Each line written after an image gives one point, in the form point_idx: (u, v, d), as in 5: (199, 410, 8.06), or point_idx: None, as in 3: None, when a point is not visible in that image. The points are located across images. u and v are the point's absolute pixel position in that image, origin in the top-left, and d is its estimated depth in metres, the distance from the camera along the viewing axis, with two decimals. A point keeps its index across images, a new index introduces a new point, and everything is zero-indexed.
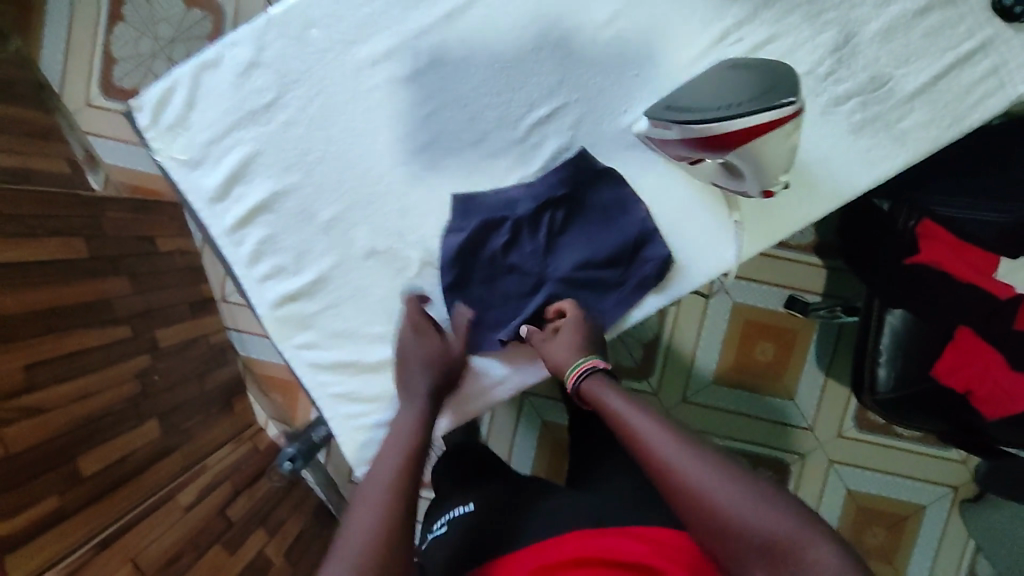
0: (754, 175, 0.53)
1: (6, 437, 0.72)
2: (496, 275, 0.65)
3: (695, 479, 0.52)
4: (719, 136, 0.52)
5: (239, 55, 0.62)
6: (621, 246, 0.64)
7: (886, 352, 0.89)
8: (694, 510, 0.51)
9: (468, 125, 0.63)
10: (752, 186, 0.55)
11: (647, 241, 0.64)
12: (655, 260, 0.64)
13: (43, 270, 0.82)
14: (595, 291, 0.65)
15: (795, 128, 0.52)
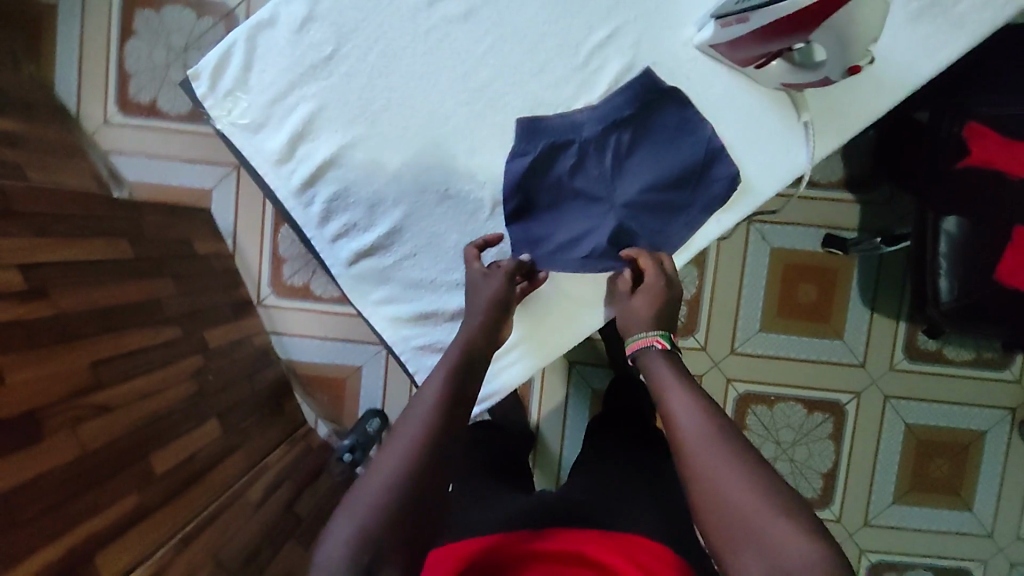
0: (841, 53, 0.55)
1: (83, 433, 0.71)
2: (561, 199, 0.66)
3: (717, 472, 0.49)
4: (804, 12, 0.53)
5: (295, 11, 0.62)
6: (689, 162, 0.64)
7: (945, 260, 0.91)
8: (710, 505, 0.48)
9: (530, 55, 0.63)
10: (831, 71, 0.56)
11: (715, 155, 0.64)
12: (723, 181, 0.64)
13: (92, 271, 0.81)
14: (663, 213, 0.65)
15: None
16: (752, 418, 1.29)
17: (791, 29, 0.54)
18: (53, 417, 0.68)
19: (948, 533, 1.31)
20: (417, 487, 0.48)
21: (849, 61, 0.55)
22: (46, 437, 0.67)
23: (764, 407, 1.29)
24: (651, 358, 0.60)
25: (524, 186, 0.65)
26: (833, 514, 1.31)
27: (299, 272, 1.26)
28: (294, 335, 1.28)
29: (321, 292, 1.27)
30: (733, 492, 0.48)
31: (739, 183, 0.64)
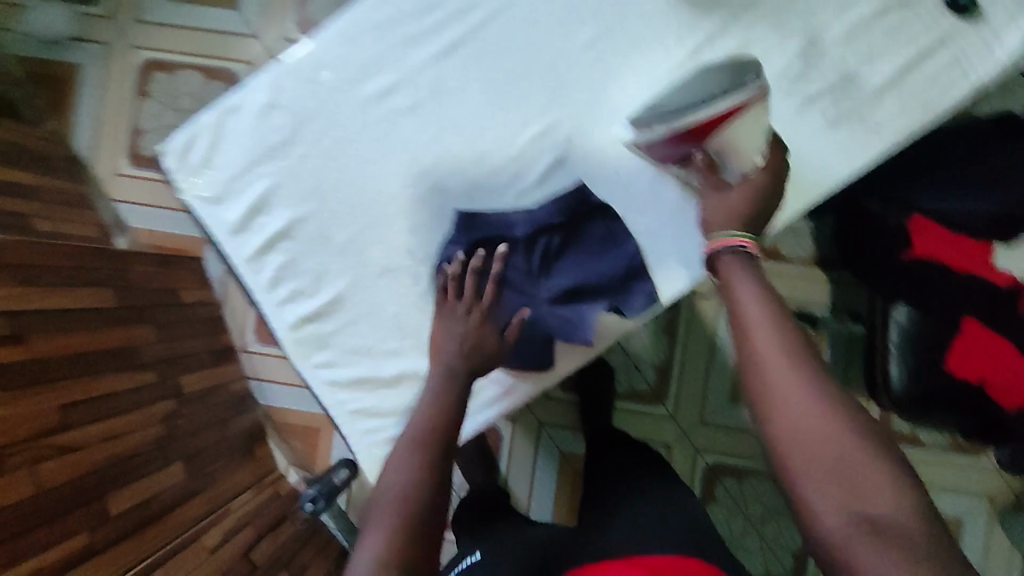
0: (738, 152, 0.60)
1: (40, 472, 0.75)
2: None
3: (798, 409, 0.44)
4: (696, 126, 0.62)
5: (259, 99, 0.69)
6: (610, 274, 0.68)
7: (898, 349, 0.91)
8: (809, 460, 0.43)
9: (467, 146, 0.69)
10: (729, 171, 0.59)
11: (636, 268, 0.68)
12: (643, 295, 0.68)
13: (73, 317, 0.87)
14: (582, 314, 0.68)
15: (760, 113, 0.62)
16: (721, 490, 1.29)
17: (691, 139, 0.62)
18: (15, 453, 0.72)
19: None
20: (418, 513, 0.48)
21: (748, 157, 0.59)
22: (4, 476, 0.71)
23: (733, 479, 1.29)
24: (727, 260, 0.52)
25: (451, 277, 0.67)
26: None
27: None
28: (275, 381, 1.33)
29: None
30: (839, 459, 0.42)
31: (657, 305, 0.68)
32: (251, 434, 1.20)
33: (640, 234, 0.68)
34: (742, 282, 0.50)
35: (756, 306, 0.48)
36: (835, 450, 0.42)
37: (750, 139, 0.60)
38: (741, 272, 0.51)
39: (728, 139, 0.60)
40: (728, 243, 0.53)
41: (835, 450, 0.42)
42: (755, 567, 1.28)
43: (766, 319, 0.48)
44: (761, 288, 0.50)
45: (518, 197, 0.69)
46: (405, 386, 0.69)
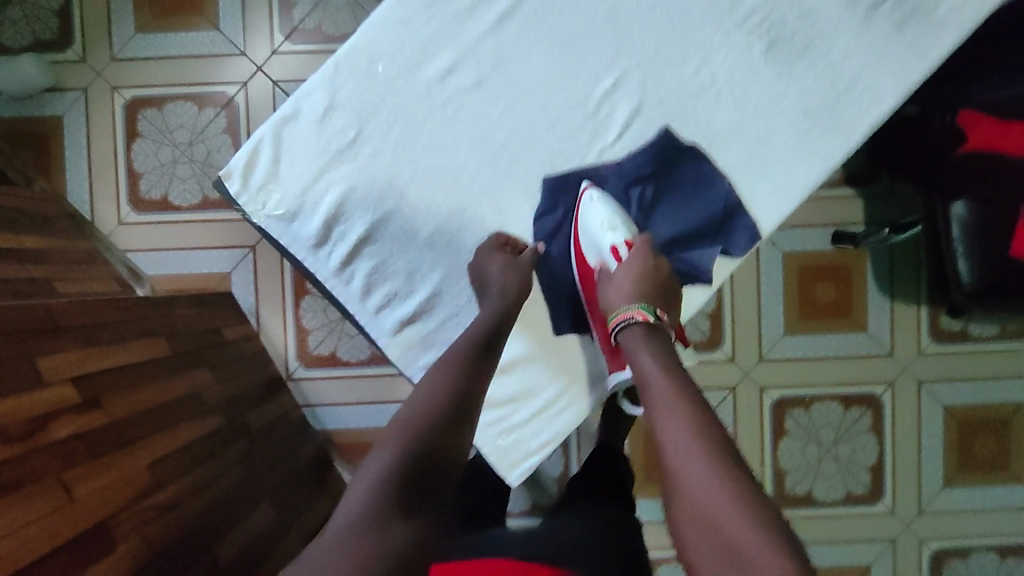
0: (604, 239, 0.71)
1: (149, 535, 0.71)
2: None
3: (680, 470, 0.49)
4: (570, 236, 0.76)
5: (317, 101, 0.66)
6: (708, 213, 0.73)
7: (961, 243, 0.91)
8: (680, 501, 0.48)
9: (542, 112, 0.70)
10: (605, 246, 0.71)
11: (731, 206, 0.72)
12: (746, 232, 0.73)
13: (137, 372, 0.82)
14: (687, 253, 0.74)
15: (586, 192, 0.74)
16: (791, 423, 1.29)
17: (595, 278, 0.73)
18: (118, 524, 0.68)
19: (1005, 510, 1.30)
20: (432, 438, 0.53)
21: (609, 240, 0.70)
22: (117, 546, 0.67)
23: (801, 410, 1.29)
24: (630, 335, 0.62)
25: (557, 233, 0.75)
26: (886, 507, 1.30)
27: (325, 341, 1.26)
28: (329, 403, 1.27)
29: (348, 358, 1.26)
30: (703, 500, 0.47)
31: (759, 239, 0.72)
32: (319, 462, 1.17)
33: (729, 170, 0.72)
34: (642, 352, 0.59)
35: (654, 367, 0.57)
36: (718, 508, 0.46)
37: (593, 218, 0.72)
38: (643, 343, 0.60)
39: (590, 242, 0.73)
40: (635, 314, 0.62)
41: (716, 503, 0.46)
42: (835, 490, 1.30)
43: (661, 375, 0.56)
44: (665, 356, 0.59)
45: (602, 153, 0.72)
46: (520, 370, 0.74)
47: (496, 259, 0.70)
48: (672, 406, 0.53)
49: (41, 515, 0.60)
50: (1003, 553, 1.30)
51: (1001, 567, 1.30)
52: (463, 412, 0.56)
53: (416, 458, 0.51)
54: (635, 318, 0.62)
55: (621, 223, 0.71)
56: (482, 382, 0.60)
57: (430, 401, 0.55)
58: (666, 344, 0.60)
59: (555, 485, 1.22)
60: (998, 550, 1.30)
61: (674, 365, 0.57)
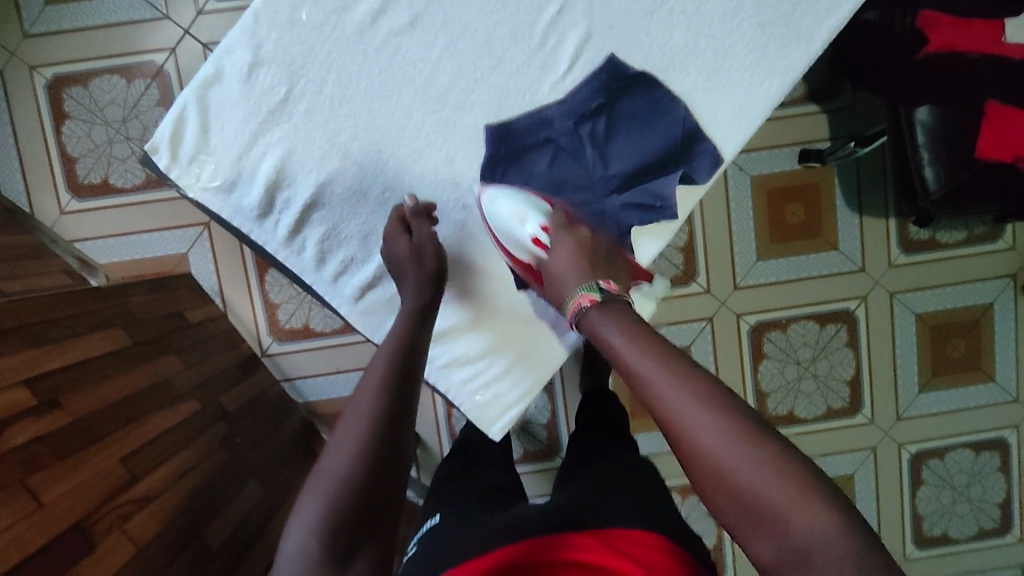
0: (522, 233, 0.66)
1: (129, 531, 0.69)
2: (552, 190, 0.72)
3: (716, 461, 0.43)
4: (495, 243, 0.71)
5: (239, 60, 0.66)
6: (668, 140, 0.71)
7: (926, 150, 0.89)
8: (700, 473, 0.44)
9: (485, 50, 0.69)
10: (526, 238, 0.65)
11: (691, 132, 0.71)
12: (708, 155, 0.72)
13: (97, 365, 0.79)
14: (647, 185, 0.72)
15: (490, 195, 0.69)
16: (770, 345, 1.30)
17: (533, 270, 0.67)
18: (96, 523, 0.66)
19: (978, 408, 1.34)
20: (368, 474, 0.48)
21: (528, 232, 0.65)
22: (98, 546, 0.65)
23: (779, 332, 1.30)
24: (592, 319, 0.53)
25: (509, 181, 0.72)
26: (865, 418, 1.33)
27: (296, 314, 1.23)
28: (308, 375, 1.25)
29: (322, 328, 1.23)
30: (728, 469, 0.42)
31: (722, 163, 0.72)
32: (303, 435, 1.15)
33: (686, 95, 0.71)
34: (610, 332, 0.51)
35: (625, 341, 0.49)
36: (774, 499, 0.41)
37: (506, 216, 0.67)
38: (607, 323, 0.52)
39: (515, 242, 0.67)
40: (587, 299, 0.54)
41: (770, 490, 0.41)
42: (816, 407, 1.32)
43: (640, 356, 0.48)
44: (632, 328, 0.51)
45: (553, 89, 0.70)
46: (488, 325, 0.74)
47: (399, 240, 0.68)
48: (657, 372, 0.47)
49: (9, 524, 0.58)
50: (978, 449, 1.35)
51: (976, 463, 1.35)
52: (396, 428, 0.52)
53: (350, 503, 0.46)
54: (584, 304, 0.54)
55: (530, 210, 0.66)
56: (411, 398, 0.56)
57: (357, 433, 0.50)
58: (628, 310, 0.53)
59: (544, 432, 1.22)
60: (973, 447, 1.35)
61: (648, 336, 0.50)
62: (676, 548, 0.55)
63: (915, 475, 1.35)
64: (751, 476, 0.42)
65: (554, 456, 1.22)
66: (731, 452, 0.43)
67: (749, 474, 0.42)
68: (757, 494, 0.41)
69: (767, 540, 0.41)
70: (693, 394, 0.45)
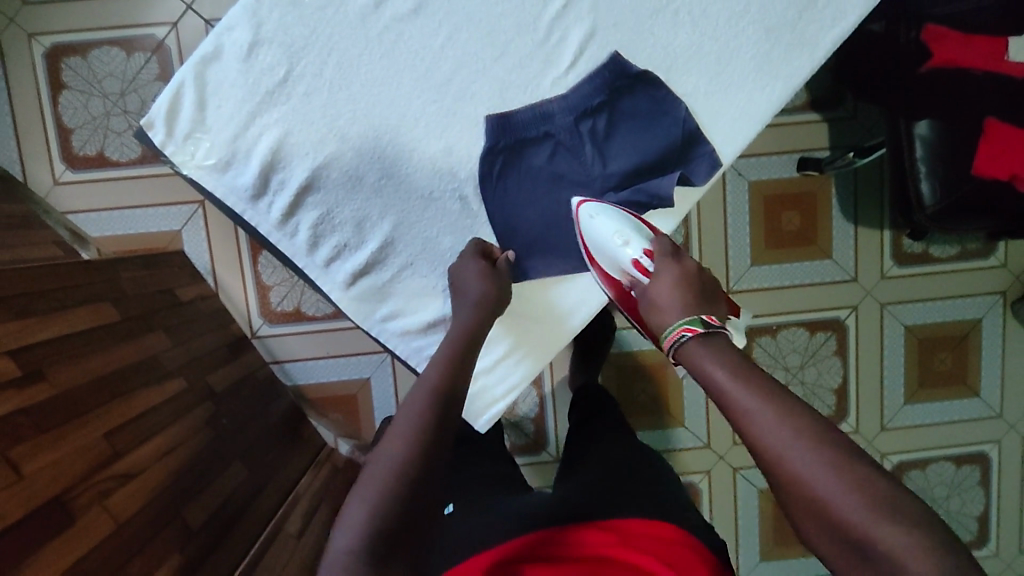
0: (623, 257, 0.65)
1: (111, 505, 0.69)
2: (549, 186, 0.72)
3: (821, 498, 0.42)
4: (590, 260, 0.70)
5: (240, 38, 0.66)
6: (668, 141, 0.71)
7: (924, 164, 0.89)
8: (802, 505, 0.43)
9: (488, 42, 0.69)
10: (626, 263, 0.64)
11: (691, 134, 0.71)
12: (706, 159, 0.71)
13: (85, 339, 0.79)
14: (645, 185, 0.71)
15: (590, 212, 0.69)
16: (759, 350, 1.31)
17: (628, 295, 0.66)
18: (77, 496, 0.66)
19: (961, 422, 1.35)
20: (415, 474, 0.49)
21: (630, 254, 0.64)
22: (78, 520, 0.65)
23: (769, 338, 1.31)
24: (687, 346, 0.52)
25: (506, 175, 0.71)
26: (850, 426, 1.34)
27: (288, 297, 1.23)
28: (298, 359, 1.25)
29: (313, 312, 1.23)
30: (824, 498, 0.41)
31: (719, 167, 0.71)
32: (291, 418, 1.15)
33: (687, 97, 0.71)
34: (706, 361, 0.49)
35: (721, 370, 0.48)
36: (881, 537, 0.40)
37: (604, 235, 0.66)
38: (702, 352, 0.50)
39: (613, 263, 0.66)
40: (688, 331, 0.52)
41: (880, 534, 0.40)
42: None
43: (740, 388, 0.47)
44: (728, 357, 0.49)
45: (555, 84, 0.70)
46: None
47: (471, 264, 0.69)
48: (761, 410, 0.45)
49: None
50: (959, 462, 1.36)
51: (957, 476, 1.37)
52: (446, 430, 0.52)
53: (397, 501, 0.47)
54: (685, 337, 0.52)
55: (633, 232, 0.65)
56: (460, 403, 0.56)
57: (411, 433, 0.51)
58: (725, 340, 0.51)
59: (531, 425, 1.23)
60: (955, 461, 1.36)
61: (747, 366, 0.48)
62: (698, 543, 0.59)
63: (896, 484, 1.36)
64: (851, 511, 0.41)
65: (540, 449, 1.23)
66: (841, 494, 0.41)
67: (845, 503, 0.41)
68: (858, 529, 0.40)
69: (867, 573, 0.40)
70: (795, 424, 0.44)
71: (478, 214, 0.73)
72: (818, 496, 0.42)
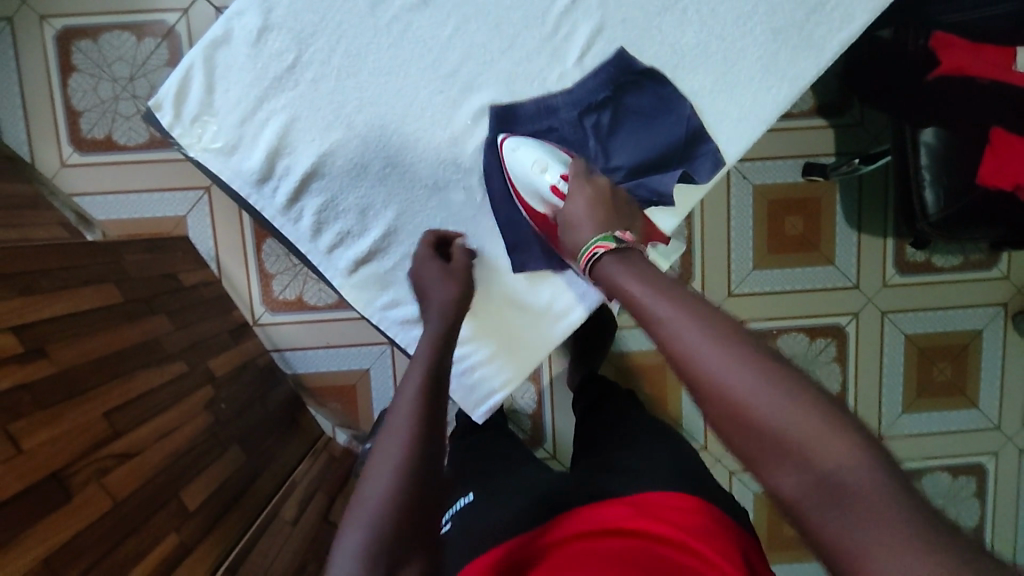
0: (544, 183, 0.69)
1: (108, 483, 0.70)
2: None
3: (717, 378, 0.43)
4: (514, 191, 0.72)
5: (249, 23, 0.67)
6: (671, 139, 0.71)
7: (928, 171, 0.89)
8: (707, 397, 0.43)
9: (496, 34, 0.69)
10: (546, 186, 0.69)
11: (696, 132, 0.71)
12: (709, 158, 0.71)
13: (88, 318, 0.79)
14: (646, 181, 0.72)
15: (512, 143, 0.70)
16: None
17: (549, 222, 0.71)
18: (75, 473, 0.66)
19: (959, 433, 1.35)
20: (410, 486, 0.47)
21: (549, 180, 0.69)
22: (75, 496, 0.65)
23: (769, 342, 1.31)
24: (607, 264, 0.57)
25: None
26: None
27: (290, 285, 1.23)
28: (298, 348, 1.25)
29: (315, 302, 1.24)
30: (721, 377, 0.43)
31: (723, 166, 0.71)
32: (290, 406, 1.15)
33: (692, 95, 0.71)
34: (625, 276, 0.54)
35: (636, 283, 0.52)
36: (773, 412, 0.41)
37: (526, 163, 0.70)
38: (620, 271, 0.55)
39: (533, 189, 0.70)
40: (601, 247, 0.58)
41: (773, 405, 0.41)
42: None
43: (651, 295, 0.50)
44: (645, 274, 0.53)
45: (561, 79, 0.71)
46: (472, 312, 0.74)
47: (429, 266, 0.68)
48: (670, 313, 0.48)
49: None
50: (955, 473, 1.36)
51: (953, 486, 1.36)
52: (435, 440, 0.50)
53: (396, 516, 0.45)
54: (598, 251, 0.58)
55: (552, 159, 0.70)
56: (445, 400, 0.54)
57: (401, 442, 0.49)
58: (642, 260, 0.56)
59: (529, 421, 1.23)
60: (951, 471, 1.36)
61: (663, 282, 0.52)
62: (714, 509, 0.58)
63: None
64: (751, 391, 0.42)
65: (537, 443, 1.23)
66: (733, 371, 0.43)
67: (741, 379, 0.42)
68: (754, 403, 0.41)
69: (776, 455, 0.40)
70: (699, 322, 0.46)
71: (481, 206, 0.74)
72: (717, 381, 0.43)
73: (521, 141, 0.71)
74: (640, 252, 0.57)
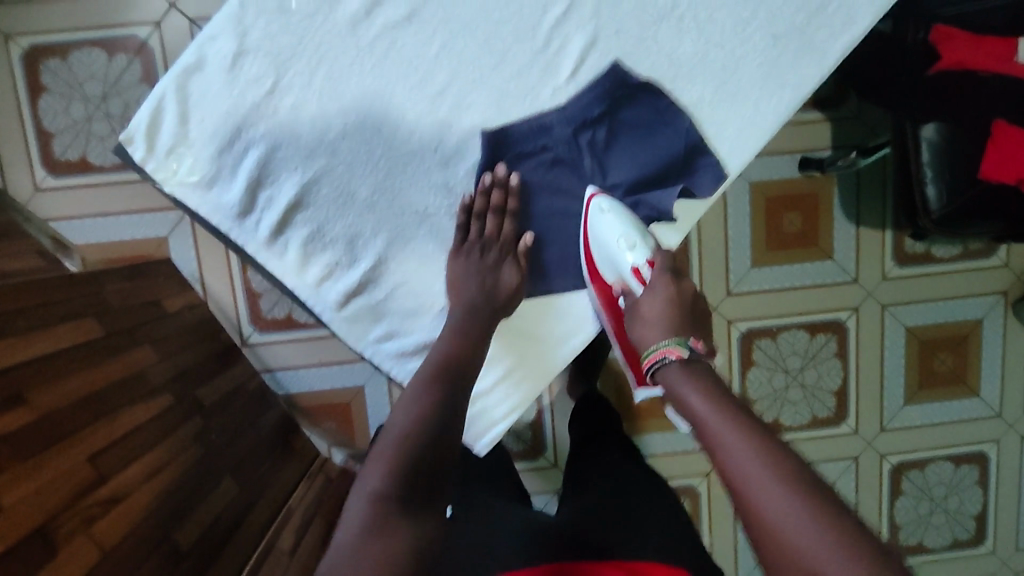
0: (625, 262, 0.69)
1: (96, 533, 0.67)
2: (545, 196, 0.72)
3: (774, 519, 0.44)
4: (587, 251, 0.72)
5: (222, 48, 0.63)
6: (671, 155, 0.70)
7: (930, 167, 0.86)
8: (761, 535, 0.44)
9: (485, 49, 0.66)
10: (626, 268, 0.69)
11: (695, 147, 0.69)
12: (710, 171, 0.70)
13: (69, 358, 0.76)
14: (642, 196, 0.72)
15: (603, 206, 0.70)
16: (759, 353, 1.29)
17: (613, 299, 0.71)
18: (59, 527, 0.63)
19: (961, 422, 1.34)
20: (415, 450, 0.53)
21: (630, 261, 0.68)
22: (60, 551, 0.62)
23: (769, 340, 1.29)
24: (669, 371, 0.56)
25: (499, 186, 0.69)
26: (850, 428, 1.33)
27: (279, 304, 1.20)
28: (290, 367, 1.22)
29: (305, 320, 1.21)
30: (778, 520, 0.43)
31: (723, 179, 0.70)
32: (283, 429, 1.12)
33: (692, 106, 0.69)
34: (686, 390, 0.54)
35: (698, 398, 0.52)
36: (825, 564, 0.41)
37: (612, 234, 0.69)
38: (682, 380, 0.55)
39: (609, 262, 0.70)
40: (669, 351, 0.57)
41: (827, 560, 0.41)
42: (802, 415, 1.32)
43: (712, 413, 0.50)
44: (709, 388, 0.53)
45: (555, 93, 0.68)
46: None
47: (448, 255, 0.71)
48: (731, 437, 0.48)
49: None
50: (958, 462, 1.35)
51: (956, 476, 1.36)
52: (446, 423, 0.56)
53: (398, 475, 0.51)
54: (667, 357, 0.57)
55: (639, 239, 0.69)
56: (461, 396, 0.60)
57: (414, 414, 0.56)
58: (708, 373, 0.55)
59: (529, 432, 1.21)
60: (954, 461, 1.35)
61: (725, 399, 0.52)
62: None
63: (896, 486, 1.35)
64: (808, 541, 0.42)
65: (539, 453, 1.21)
66: (792, 517, 0.43)
67: (798, 527, 0.43)
68: (809, 554, 0.42)
69: None
70: (760, 452, 0.46)
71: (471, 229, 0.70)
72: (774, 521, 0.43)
73: (614, 209, 0.70)
74: (708, 364, 0.56)
